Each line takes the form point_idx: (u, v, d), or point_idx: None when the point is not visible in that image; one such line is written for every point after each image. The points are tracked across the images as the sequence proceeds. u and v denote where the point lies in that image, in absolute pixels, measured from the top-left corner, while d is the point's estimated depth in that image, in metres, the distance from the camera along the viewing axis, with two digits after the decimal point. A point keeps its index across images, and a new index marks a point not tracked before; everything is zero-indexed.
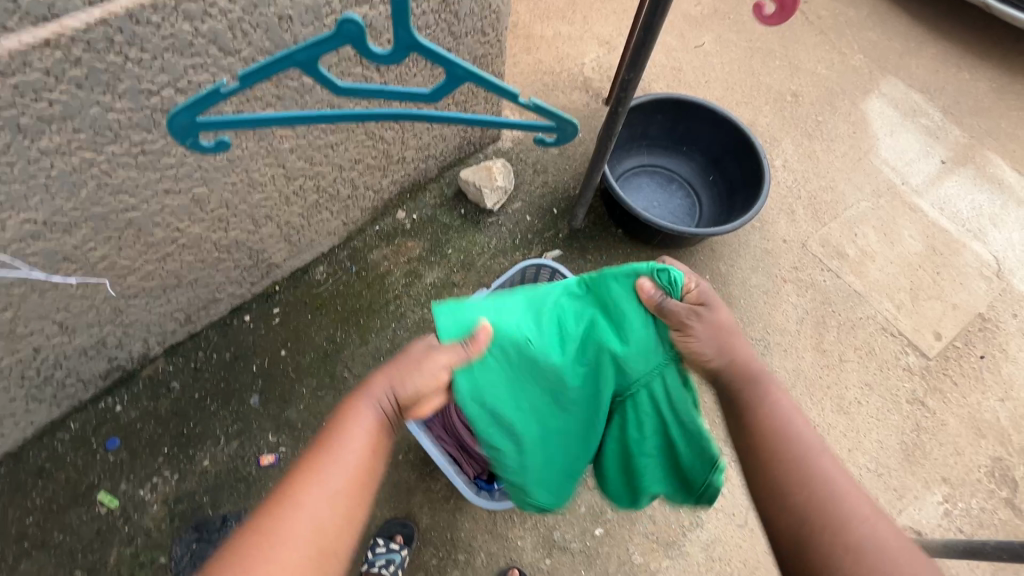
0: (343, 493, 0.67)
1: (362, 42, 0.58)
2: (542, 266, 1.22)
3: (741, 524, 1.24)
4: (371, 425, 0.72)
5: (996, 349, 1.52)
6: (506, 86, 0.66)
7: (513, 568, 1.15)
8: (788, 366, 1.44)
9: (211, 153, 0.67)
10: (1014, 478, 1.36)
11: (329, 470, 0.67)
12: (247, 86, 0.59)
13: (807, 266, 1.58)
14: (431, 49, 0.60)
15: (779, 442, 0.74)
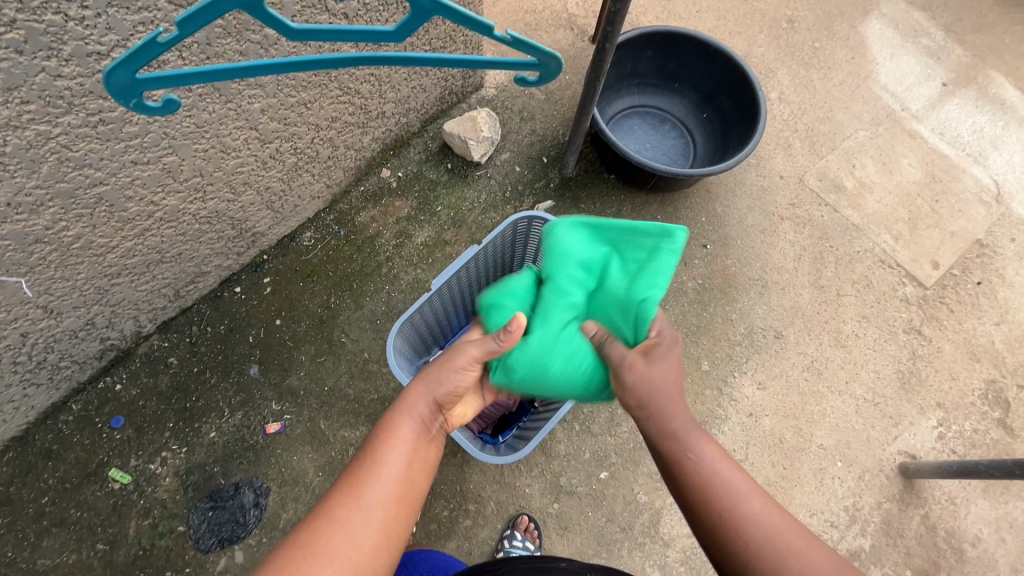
0: (387, 502, 0.68)
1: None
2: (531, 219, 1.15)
3: (741, 459, 1.29)
4: (410, 438, 0.73)
5: (993, 274, 1.51)
6: (480, 19, 0.60)
7: (522, 515, 1.19)
8: (786, 304, 1.44)
9: (161, 114, 0.61)
10: (1007, 399, 1.39)
11: (366, 488, 0.68)
12: (187, 34, 0.53)
13: (804, 201, 1.55)
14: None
15: (695, 482, 0.71)
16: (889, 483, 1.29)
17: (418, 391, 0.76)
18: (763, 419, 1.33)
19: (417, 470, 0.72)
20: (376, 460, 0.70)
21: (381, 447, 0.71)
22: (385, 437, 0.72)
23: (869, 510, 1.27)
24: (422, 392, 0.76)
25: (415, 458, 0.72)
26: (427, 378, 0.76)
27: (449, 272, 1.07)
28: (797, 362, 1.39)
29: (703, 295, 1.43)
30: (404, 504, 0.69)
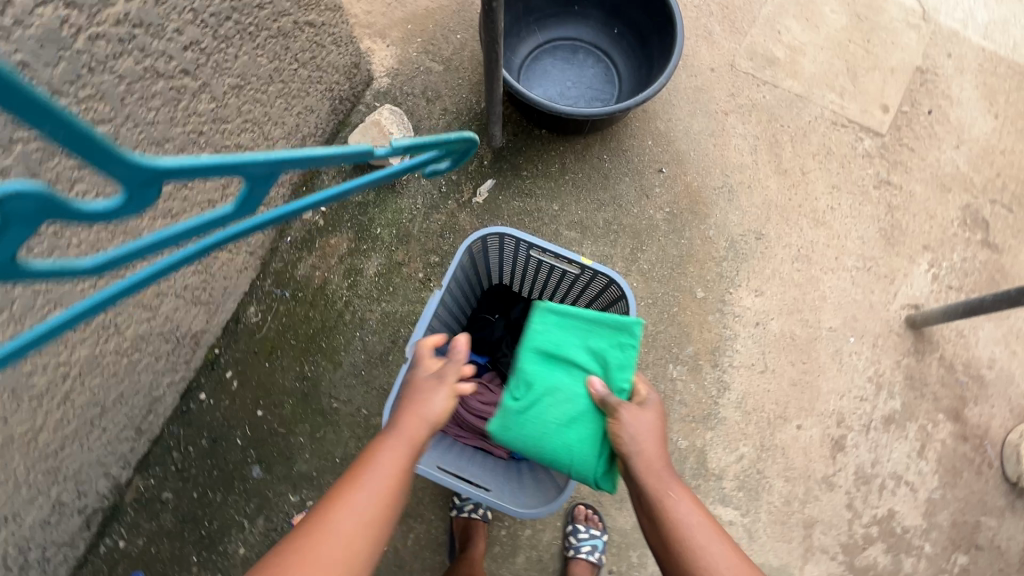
0: (371, 505, 0.67)
1: (70, 213, 0.44)
2: (487, 235, 0.99)
3: (762, 369, 1.28)
4: (400, 457, 0.71)
5: (941, 98, 1.48)
6: (309, 152, 0.60)
7: (579, 507, 1.18)
8: (757, 202, 1.39)
9: None
10: (985, 218, 1.40)
11: (357, 483, 0.68)
12: None
13: (742, 88, 1.46)
14: (173, 166, 0.48)
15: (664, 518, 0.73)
16: (902, 339, 1.31)
17: (404, 416, 0.74)
18: (770, 324, 1.31)
19: (404, 482, 0.71)
20: (366, 470, 0.69)
21: (370, 458, 0.71)
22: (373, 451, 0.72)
23: (892, 371, 1.29)
24: (413, 405, 0.75)
25: (400, 478, 0.70)
26: (410, 403, 0.75)
27: (419, 332, 0.92)
28: (785, 255, 1.36)
29: (676, 222, 1.36)
30: (388, 517, 0.68)
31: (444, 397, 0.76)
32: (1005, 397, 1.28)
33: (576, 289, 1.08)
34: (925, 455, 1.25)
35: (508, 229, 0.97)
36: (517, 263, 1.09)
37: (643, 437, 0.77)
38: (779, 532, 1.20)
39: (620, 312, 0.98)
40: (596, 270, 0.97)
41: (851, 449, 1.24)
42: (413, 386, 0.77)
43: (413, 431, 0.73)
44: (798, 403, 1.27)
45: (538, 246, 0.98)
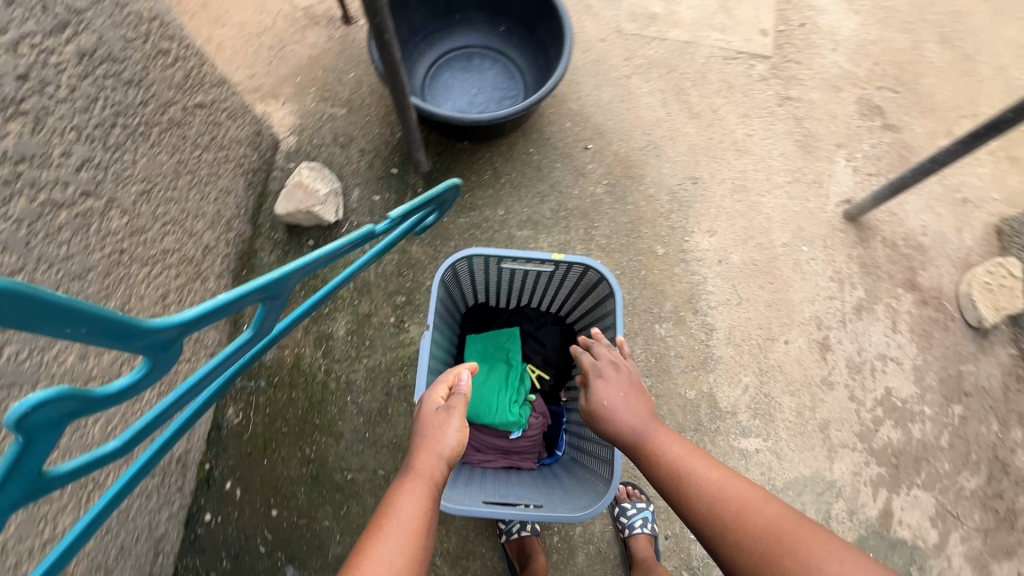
0: (404, 547, 0.63)
1: (99, 396, 0.54)
2: (456, 262, 0.97)
3: (738, 300, 1.34)
4: (422, 494, 0.69)
5: (807, 9, 1.60)
6: (296, 264, 0.71)
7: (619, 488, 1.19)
8: (681, 150, 1.45)
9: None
10: (878, 104, 1.53)
11: (379, 535, 0.64)
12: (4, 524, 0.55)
13: (635, 49, 1.52)
14: (186, 317, 0.56)
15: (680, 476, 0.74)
16: (847, 233, 1.41)
17: (421, 453, 0.73)
18: (731, 257, 1.37)
19: (430, 518, 0.68)
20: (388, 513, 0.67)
21: (390, 501, 0.68)
22: (393, 494, 0.69)
23: (848, 264, 1.38)
24: (427, 443, 0.74)
25: (426, 515, 0.68)
26: (422, 441, 0.75)
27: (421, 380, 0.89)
28: (722, 190, 1.42)
29: (616, 191, 1.40)
30: (421, 555, 0.64)
31: (457, 428, 0.76)
32: (947, 254, 1.40)
33: (552, 284, 1.08)
34: (899, 329, 1.34)
35: (475, 251, 0.95)
36: (489, 278, 1.08)
37: (627, 407, 0.84)
38: (800, 444, 1.25)
39: (603, 295, 1.00)
40: (570, 262, 0.97)
41: (835, 346, 1.32)
42: (420, 425, 0.77)
43: (431, 469, 0.72)
44: (779, 321, 1.33)
45: (507, 257, 0.98)
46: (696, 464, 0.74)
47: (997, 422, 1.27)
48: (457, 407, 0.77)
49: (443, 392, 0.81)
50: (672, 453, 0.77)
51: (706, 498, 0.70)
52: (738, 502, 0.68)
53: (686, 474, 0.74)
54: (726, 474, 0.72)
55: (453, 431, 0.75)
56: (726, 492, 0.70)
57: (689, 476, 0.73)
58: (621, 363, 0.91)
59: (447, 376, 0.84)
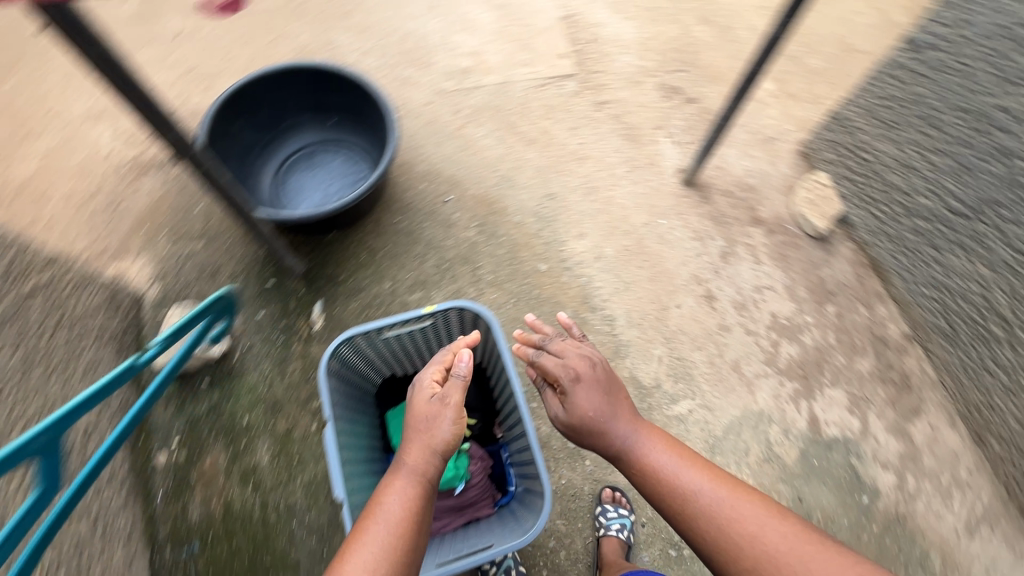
0: (389, 536, 0.69)
1: None
2: (337, 349, 0.98)
3: (626, 285, 1.46)
4: (410, 489, 0.74)
5: (591, 27, 1.85)
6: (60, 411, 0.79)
7: (604, 489, 1.22)
8: (530, 175, 1.58)
9: None
10: (675, 85, 1.77)
11: (369, 528, 0.71)
12: None
13: (459, 102, 1.68)
14: None
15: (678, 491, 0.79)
16: (692, 196, 1.59)
17: (413, 447, 0.78)
18: (605, 250, 1.50)
19: (418, 506, 0.73)
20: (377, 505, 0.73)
21: (378, 498, 0.74)
22: (381, 493, 0.75)
23: (702, 222, 1.55)
24: (421, 435, 0.79)
25: (414, 507, 0.73)
26: (413, 436, 0.79)
27: (337, 476, 0.87)
28: (577, 196, 1.56)
29: (486, 228, 1.50)
30: (410, 540, 0.70)
31: (448, 421, 0.79)
32: (774, 187, 1.61)
33: (445, 335, 1.11)
34: (762, 260, 1.51)
35: (349, 333, 0.97)
36: (383, 351, 1.09)
37: (613, 414, 0.88)
38: (722, 390, 1.36)
39: (487, 328, 1.04)
40: (444, 309, 1.01)
41: (718, 294, 1.46)
42: (411, 420, 0.82)
43: (422, 461, 0.77)
44: (665, 289, 1.46)
45: (383, 326, 1.00)
46: (704, 482, 0.79)
47: (866, 307, 1.46)
48: (451, 398, 0.81)
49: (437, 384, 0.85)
50: (674, 469, 0.82)
51: (715, 518, 0.75)
52: (750, 522, 0.74)
53: (693, 493, 0.78)
54: (735, 490, 0.78)
55: (448, 421, 0.79)
56: (738, 511, 0.75)
57: (698, 496, 0.78)
58: (586, 359, 0.94)
59: (446, 360, 0.90)
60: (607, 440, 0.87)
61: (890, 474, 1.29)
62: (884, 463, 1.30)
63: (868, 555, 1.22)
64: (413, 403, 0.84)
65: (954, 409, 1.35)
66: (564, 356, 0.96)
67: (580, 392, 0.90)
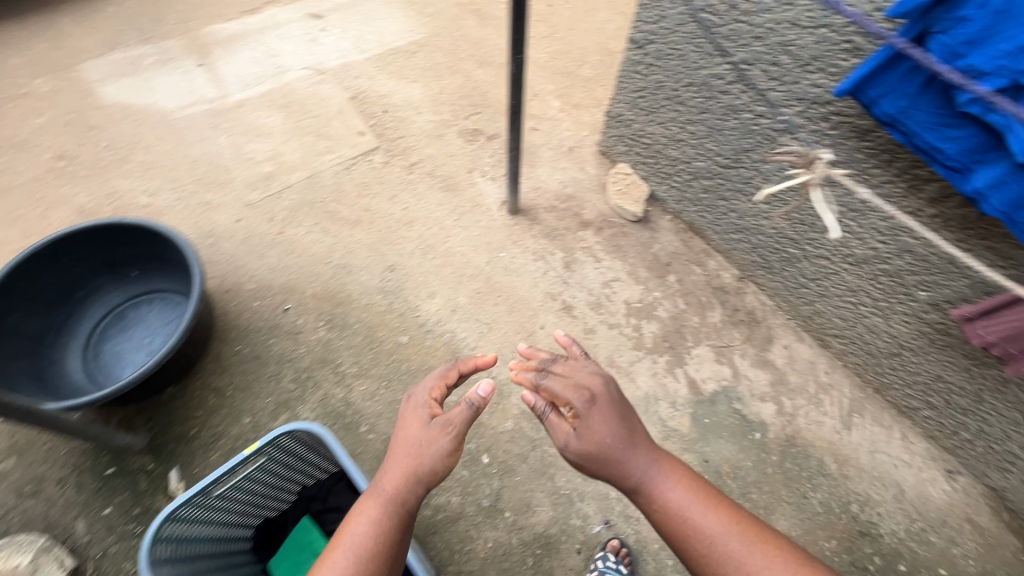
0: (360, 551, 0.76)
1: None
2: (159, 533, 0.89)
3: (488, 325, 1.48)
4: (385, 511, 0.81)
5: (381, 100, 1.92)
6: None
7: (614, 541, 1.21)
8: (364, 254, 1.57)
9: None
10: (475, 126, 1.87)
11: (336, 546, 0.78)
12: None
13: (271, 208, 1.65)
14: None
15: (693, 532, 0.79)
16: (522, 221, 1.67)
17: (396, 459, 0.85)
18: (459, 300, 1.51)
19: (387, 521, 0.80)
20: (358, 519, 0.80)
21: (359, 508, 0.83)
22: (363, 506, 0.83)
23: (537, 242, 1.63)
24: (410, 451, 0.85)
25: (386, 524, 0.80)
26: (403, 453, 0.85)
27: None
28: (415, 259, 1.57)
29: (335, 323, 1.46)
30: (377, 552, 0.77)
31: (437, 446, 0.84)
32: (588, 190, 1.75)
33: (295, 462, 1.06)
34: (600, 257, 1.62)
35: (164, 515, 0.89)
36: (231, 505, 1.01)
37: (630, 445, 0.85)
38: None
39: (321, 441, 1.01)
40: (269, 442, 0.96)
41: (574, 302, 1.54)
42: (399, 434, 0.88)
43: (405, 475, 0.83)
44: (525, 315, 1.50)
45: (207, 488, 0.93)
46: (726, 526, 0.78)
47: (699, 266, 1.60)
48: (444, 423, 0.86)
49: (435, 406, 0.90)
50: (695, 509, 0.81)
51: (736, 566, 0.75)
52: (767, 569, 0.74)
53: (719, 538, 0.77)
54: (754, 534, 0.78)
55: (437, 447, 0.84)
56: (759, 559, 0.75)
57: (722, 540, 0.77)
58: (601, 380, 0.90)
59: (448, 377, 0.95)
60: (623, 472, 0.84)
61: (768, 404, 1.40)
62: (761, 396, 1.41)
63: (777, 486, 1.30)
64: (403, 417, 0.91)
65: (796, 327, 1.51)
66: (572, 377, 0.90)
67: (597, 413, 0.85)
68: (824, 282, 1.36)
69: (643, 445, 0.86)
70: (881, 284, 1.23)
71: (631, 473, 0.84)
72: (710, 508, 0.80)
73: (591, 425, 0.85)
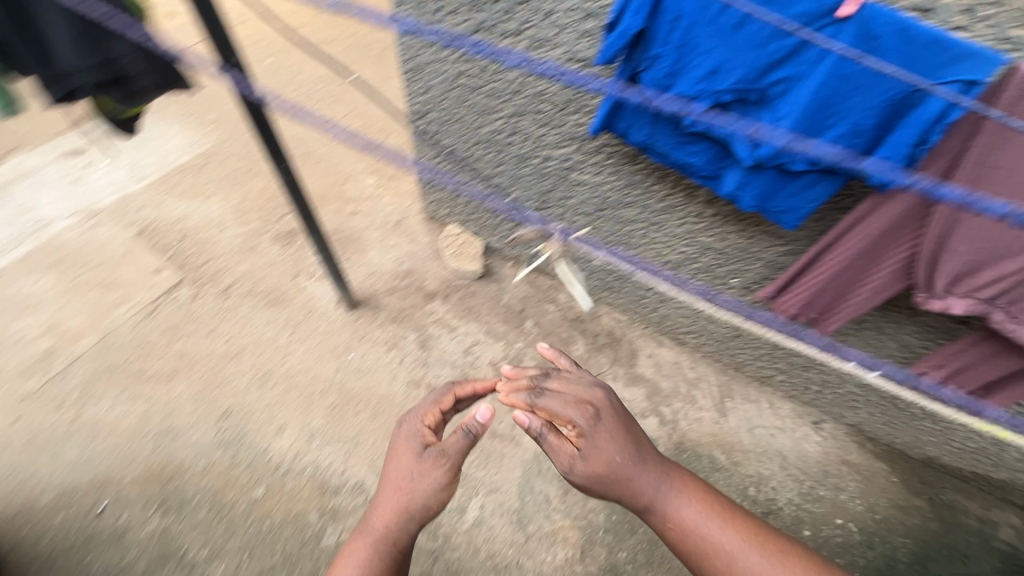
0: None
1: None
2: None
3: (353, 439, 1.33)
4: (372, 553, 0.75)
5: (174, 228, 1.72)
6: None
7: None
8: (189, 410, 1.36)
9: None
10: (289, 227, 1.74)
11: None
12: None
13: (57, 394, 1.37)
14: None
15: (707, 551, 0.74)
16: (363, 313, 1.56)
17: (387, 493, 0.78)
18: (314, 423, 1.36)
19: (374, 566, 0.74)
20: (347, 561, 0.74)
21: (348, 552, 0.76)
22: (351, 549, 0.76)
23: (385, 331, 1.53)
24: (397, 486, 0.77)
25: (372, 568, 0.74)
26: (394, 488, 0.77)
27: None
28: (253, 394, 1.39)
29: (169, 504, 1.22)
30: None
31: (426, 480, 0.76)
32: (425, 260, 1.69)
33: None
34: (454, 326, 1.56)
35: None
36: None
37: (640, 462, 0.77)
38: (495, 463, 1.33)
39: None
40: None
41: (440, 381, 1.45)
42: (391, 470, 0.80)
43: (392, 514, 0.76)
44: (391, 414, 1.38)
45: None
46: (745, 540, 0.74)
47: (551, 303, 1.61)
48: (436, 455, 0.78)
49: (427, 440, 0.81)
50: (711, 526, 0.75)
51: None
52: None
53: (735, 557, 0.72)
54: (768, 542, 0.74)
55: (426, 481, 0.76)
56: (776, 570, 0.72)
57: (741, 554, 0.73)
58: (602, 394, 0.81)
59: (439, 405, 0.87)
60: (634, 490, 0.76)
61: (650, 418, 1.42)
62: (642, 413, 1.42)
63: None
64: (393, 450, 0.82)
65: (656, 333, 1.56)
66: (571, 392, 0.80)
67: (602, 431, 0.76)
68: (659, 289, 1.43)
69: (653, 461, 0.78)
70: (702, 280, 1.30)
71: (641, 491, 0.76)
72: (728, 523, 0.75)
73: (597, 443, 0.76)
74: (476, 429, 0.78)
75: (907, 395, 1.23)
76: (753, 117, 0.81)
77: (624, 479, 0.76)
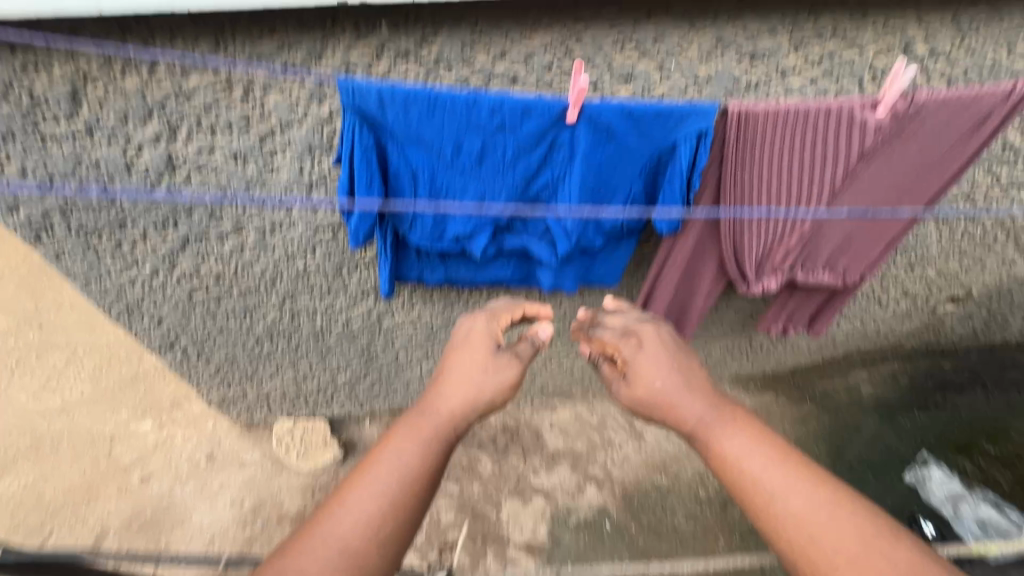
0: (397, 472, 0.50)
1: None
2: None
3: None
4: (430, 440, 0.53)
5: None
6: None
7: None
8: None
9: None
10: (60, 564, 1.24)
11: (372, 460, 0.51)
12: None
13: None
14: None
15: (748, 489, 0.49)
16: None
17: (445, 378, 0.59)
18: None
19: (434, 456, 0.53)
20: (400, 438, 0.53)
21: (399, 427, 0.54)
22: (402, 425, 0.54)
23: None
24: (473, 374, 0.59)
25: (429, 457, 0.52)
26: (468, 369, 0.60)
27: None
28: None
29: None
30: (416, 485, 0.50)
31: (501, 375, 0.60)
32: (269, 480, 1.36)
33: None
34: None
35: None
36: None
37: (685, 380, 0.57)
38: None
39: None
40: None
41: None
42: (455, 358, 0.61)
43: (460, 410, 0.57)
44: None
45: None
46: (784, 464, 0.49)
47: None
48: (516, 354, 0.63)
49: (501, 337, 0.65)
50: (755, 463, 0.49)
51: (797, 529, 0.45)
52: (835, 531, 0.44)
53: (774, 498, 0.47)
54: (809, 470, 0.48)
55: (507, 372, 0.60)
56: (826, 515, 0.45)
57: (784, 500, 0.47)
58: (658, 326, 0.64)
59: (504, 308, 0.70)
60: (674, 417, 0.56)
61: (587, 488, 1.37)
62: (578, 489, 1.36)
63: (655, 544, 1.30)
64: (453, 342, 0.64)
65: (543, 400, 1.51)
66: (628, 319, 0.66)
67: (642, 349, 0.60)
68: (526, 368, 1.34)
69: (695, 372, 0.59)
70: (561, 343, 1.26)
71: (682, 419, 0.55)
72: (770, 448, 0.50)
73: (637, 369, 0.59)
74: (537, 346, 0.66)
75: (758, 338, 1.36)
76: (536, 218, 0.76)
77: (670, 404, 0.56)
